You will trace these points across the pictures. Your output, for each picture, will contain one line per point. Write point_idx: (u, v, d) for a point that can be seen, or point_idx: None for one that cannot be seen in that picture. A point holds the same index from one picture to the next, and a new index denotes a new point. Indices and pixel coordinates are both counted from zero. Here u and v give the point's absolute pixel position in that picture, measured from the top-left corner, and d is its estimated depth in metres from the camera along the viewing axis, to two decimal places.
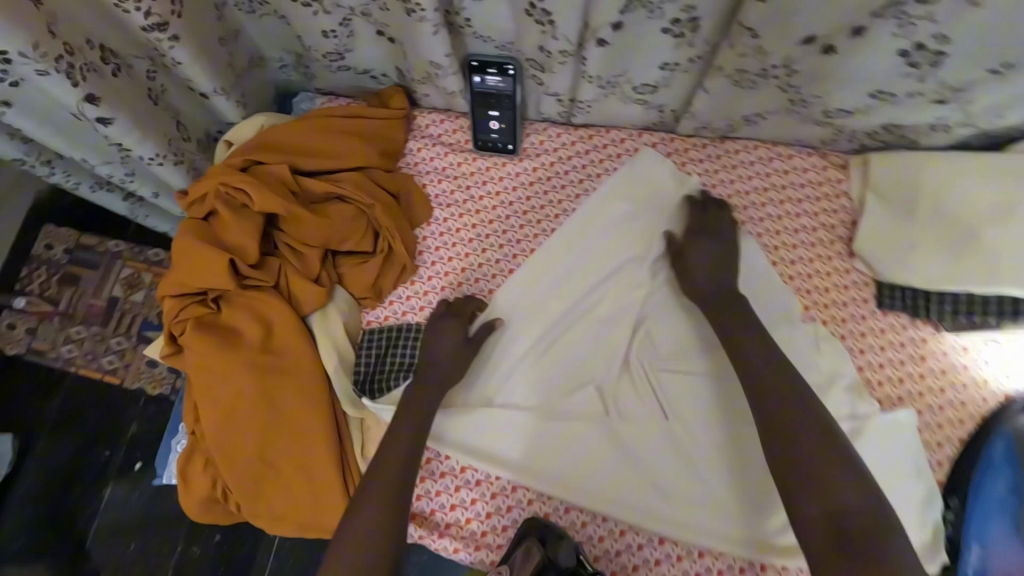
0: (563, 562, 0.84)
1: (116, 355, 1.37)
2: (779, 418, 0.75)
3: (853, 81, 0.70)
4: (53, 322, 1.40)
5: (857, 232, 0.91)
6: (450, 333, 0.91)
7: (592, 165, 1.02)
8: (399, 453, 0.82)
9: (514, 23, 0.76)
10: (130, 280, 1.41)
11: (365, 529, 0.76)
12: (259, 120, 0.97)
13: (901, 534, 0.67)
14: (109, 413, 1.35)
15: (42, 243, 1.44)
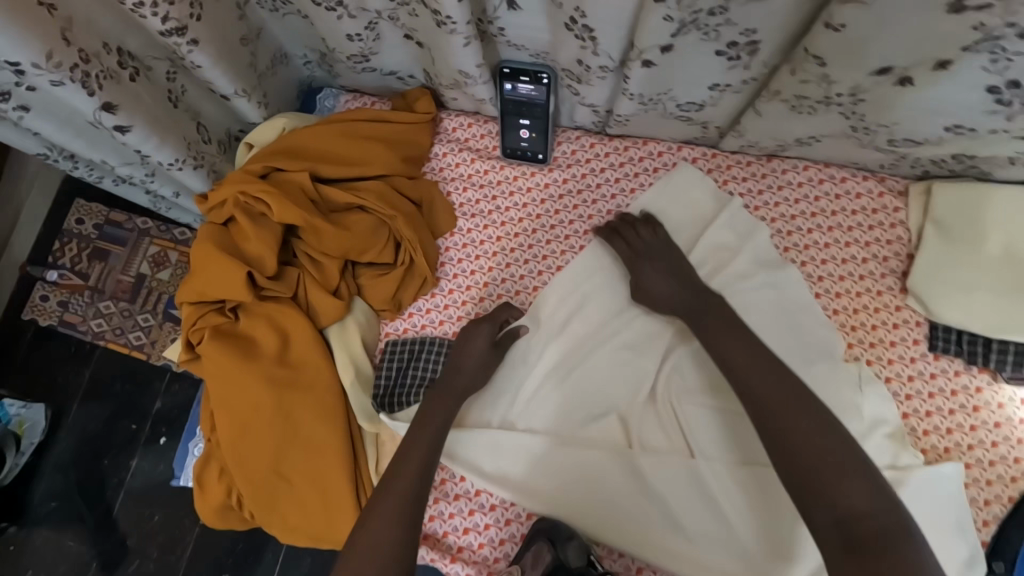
0: (574, 563, 0.82)
1: (143, 331, 1.37)
2: (776, 415, 0.70)
3: (928, 115, 0.62)
4: (83, 297, 1.40)
5: (912, 267, 0.84)
6: (473, 351, 0.88)
7: (626, 179, 0.95)
8: (410, 469, 0.79)
9: (551, 34, 0.69)
10: (157, 258, 1.40)
11: (376, 544, 0.73)
12: (281, 121, 0.94)
13: (918, 538, 0.61)
14: (135, 388, 1.36)
15: (74, 217, 1.43)
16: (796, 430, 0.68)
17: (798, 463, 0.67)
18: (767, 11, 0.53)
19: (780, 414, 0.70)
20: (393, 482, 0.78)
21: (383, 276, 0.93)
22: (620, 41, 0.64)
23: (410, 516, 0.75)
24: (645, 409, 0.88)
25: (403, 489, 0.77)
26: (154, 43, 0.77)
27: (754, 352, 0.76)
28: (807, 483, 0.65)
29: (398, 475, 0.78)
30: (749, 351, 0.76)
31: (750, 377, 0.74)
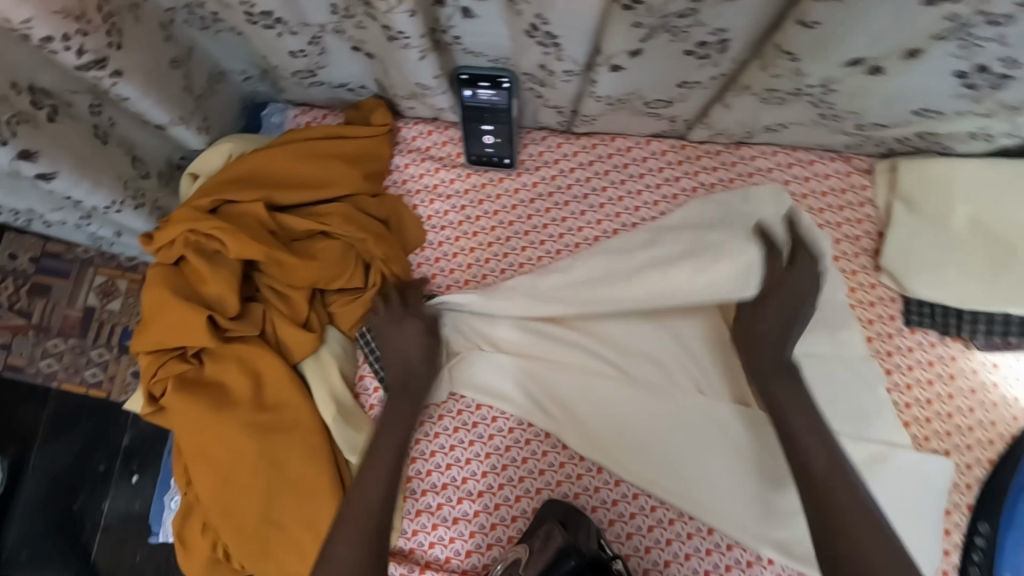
0: (586, 547, 0.78)
1: (100, 368, 1.27)
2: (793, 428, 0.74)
3: (899, 101, 0.62)
4: (27, 336, 1.29)
5: (884, 246, 0.84)
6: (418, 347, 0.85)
7: (596, 177, 0.93)
8: (378, 479, 0.79)
9: (511, 40, 0.66)
10: (105, 288, 1.29)
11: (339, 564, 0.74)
12: (226, 147, 0.87)
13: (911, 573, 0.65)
14: (97, 422, 1.27)
15: (5, 251, 1.31)
16: (843, 509, 0.68)
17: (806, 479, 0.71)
18: (739, 11, 0.51)
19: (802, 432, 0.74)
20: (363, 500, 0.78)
21: (354, 302, 0.88)
22: (585, 47, 0.61)
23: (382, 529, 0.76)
24: (643, 400, 0.88)
25: (369, 507, 0.77)
26: (71, 76, 0.70)
27: (811, 417, 0.74)
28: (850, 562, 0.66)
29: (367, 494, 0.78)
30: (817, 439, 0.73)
31: (809, 449, 0.72)
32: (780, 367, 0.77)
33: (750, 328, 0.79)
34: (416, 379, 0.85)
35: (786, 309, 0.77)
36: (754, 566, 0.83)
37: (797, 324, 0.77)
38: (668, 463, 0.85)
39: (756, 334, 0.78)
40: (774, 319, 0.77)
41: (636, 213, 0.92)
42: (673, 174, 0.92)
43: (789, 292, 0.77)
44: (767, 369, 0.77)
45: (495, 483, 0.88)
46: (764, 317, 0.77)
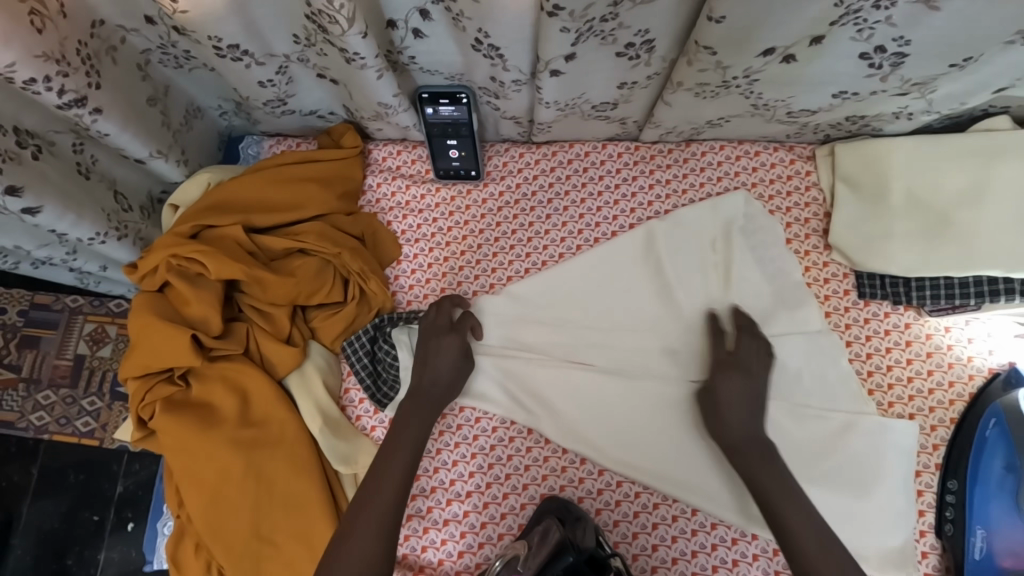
0: (584, 543, 0.79)
1: (92, 416, 1.28)
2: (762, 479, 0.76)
3: (817, 85, 0.67)
4: (18, 390, 1.30)
5: (832, 225, 0.89)
6: (456, 364, 0.86)
7: (559, 183, 0.99)
8: (393, 483, 0.78)
9: (460, 56, 0.71)
10: (94, 335, 1.31)
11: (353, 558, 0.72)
12: (204, 177, 0.91)
13: None
14: (90, 472, 1.28)
15: None
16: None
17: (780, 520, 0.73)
18: (655, 13, 0.57)
19: (769, 483, 0.75)
20: (373, 503, 0.76)
21: (335, 315, 0.92)
22: (526, 56, 0.67)
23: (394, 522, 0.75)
24: (621, 389, 0.90)
25: (383, 508, 0.76)
26: (55, 116, 0.74)
27: (783, 481, 0.75)
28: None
29: (380, 492, 0.77)
30: (795, 504, 0.73)
31: (786, 513, 0.73)
32: (751, 440, 0.79)
33: (713, 402, 0.82)
34: (441, 392, 0.86)
35: (748, 388, 0.81)
36: (740, 543, 0.85)
37: (761, 398, 0.81)
38: (651, 449, 0.88)
39: (721, 412, 0.81)
40: (738, 395, 0.81)
41: (599, 213, 0.97)
42: (630, 174, 0.97)
43: (743, 373, 0.82)
44: (739, 440, 0.79)
45: (483, 482, 0.90)
46: (728, 395, 0.81)
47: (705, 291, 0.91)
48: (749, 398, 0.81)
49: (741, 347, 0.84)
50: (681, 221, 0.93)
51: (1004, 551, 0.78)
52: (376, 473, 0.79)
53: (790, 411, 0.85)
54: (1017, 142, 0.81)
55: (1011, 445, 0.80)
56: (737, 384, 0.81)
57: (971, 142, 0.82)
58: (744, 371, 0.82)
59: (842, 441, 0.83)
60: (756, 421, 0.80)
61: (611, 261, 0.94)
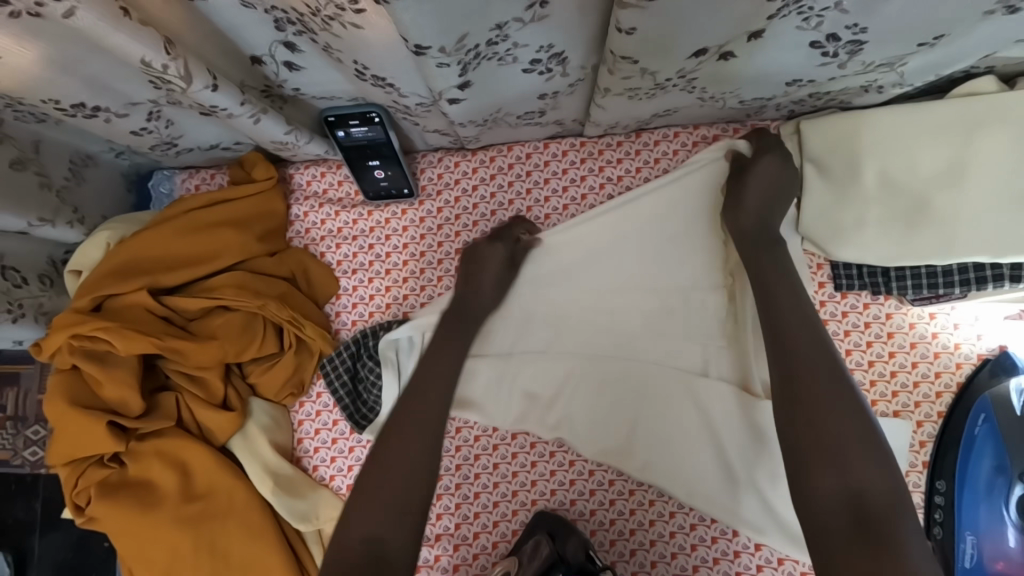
0: (572, 557, 0.78)
1: None
2: (765, 276, 0.74)
3: (764, 77, 0.57)
4: (6, 429, 1.19)
5: (800, 214, 0.81)
6: (495, 274, 0.84)
7: (501, 191, 0.89)
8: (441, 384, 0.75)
9: (349, 83, 0.61)
10: None
11: (401, 454, 0.68)
12: (102, 237, 0.81)
13: (887, 461, 0.61)
14: None
15: None
16: (816, 393, 0.65)
17: (781, 329, 0.70)
18: (553, 25, 0.47)
19: (774, 288, 0.73)
20: (424, 403, 0.73)
21: (272, 368, 0.85)
22: (420, 84, 0.57)
23: (431, 441, 0.70)
24: (589, 409, 0.84)
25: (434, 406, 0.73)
26: None
27: (804, 322, 0.69)
28: (821, 451, 0.62)
29: (428, 393, 0.74)
30: (798, 318, 0.70)
31: (788, 327, 0.70)
32: (761, 237, 0.77)
33: (737, 183, 0.79)
34: (479, 309, 0.84)
35: (771, 181, 0.78)
36: (722, 562, 0.80)
37: (773, 214, 0.77)
38: (629, 467, 0.82)
39: (741, 197, 0.78)
40: (765, 189, 0.77)
41: (547, 221, 0.89)
42: (578, 174, 0.88)
43: (778, 160, 0.78)
44: (767, 275, 0.74)
45: (451, 523, 0.86)
46: (754, 185, 0.77)
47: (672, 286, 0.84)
48: (775, 189, 0.78)
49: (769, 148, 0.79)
50: (652, 200, 0.84)
51: (990, 556, 0.74)
52: (425, 371, 0.77)
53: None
54: (1002, 108, 0.71)
55: (1000, 445, 0.75)
56: (757, 197, 0.77)
57: (953, 110, 0.72)
58: (776, 172, 0.78)
59: None
60: (770, 259, 0.75)
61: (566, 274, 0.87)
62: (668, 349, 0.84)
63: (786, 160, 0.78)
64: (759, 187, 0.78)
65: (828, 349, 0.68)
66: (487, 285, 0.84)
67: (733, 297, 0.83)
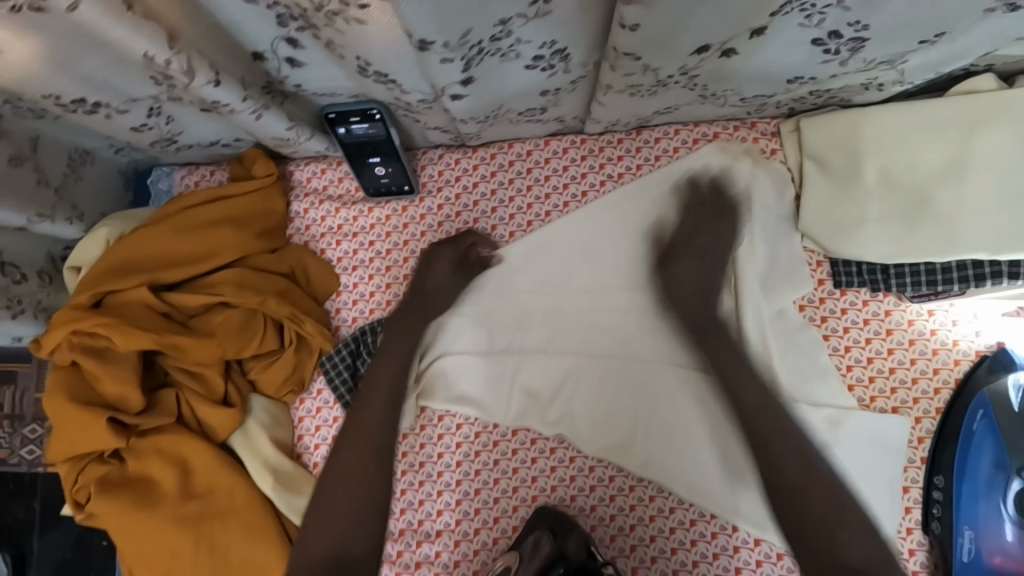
0: (574, 554, 0.78)
1: None
2: (721, 357, 0.76)
3: (767, 74, 0.58)
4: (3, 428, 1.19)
5: (801, 210, 0.81)
6: (446, 271, 0.86)
7: (502, 188, 0.89)
8: (382, 396, 0.80)
9: (351, 80, 0.61)
10: None
11: (346, 473, 0.76)
12: (102, 233, 0.81)
13: (870, 533, 0.65)
14: None
15: None
16: (790, 470, 0.68)
17: (744, 408, 0.72)
18: (556, 21, 0.47)
19: (729, 366, 0.75)
20: (364, 416, 0.79)
21: (273, 364, 0.84)
22: (421, 80, 0.57)
23: (377, 461, 0.77)
24: (589, 408, 0.85)
25: (373, 421, 0.79)
26: None
27: (763, 399, 0.72)
28: (811, 533, 0.65)
29: (368, 408, 0.79)
30: (755, 393, 0.73)
31: (749, 401, 0.72)
32: (709, 320, 0.78)
33: (665, 281, 0.81)
34: (433, 297, 0.85)
35: (698, 268, 0.79)
36: (721, 557, 0.81)
37: (712, 293, 0.79)
38: (630, 463, 0.83)
39: (674, 290, 0.80)
40: (692, 272, 0.79)
41: (548, 218, 0.89)
42: (578, 171, 0.88)
43: (696, 249, 0.80)
44: (721, 354, 0.76)
45: (451, 519, 0.86)
46: (684, 271, 0.79)
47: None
48: (712, 257, 0.79)
49: (697, 224, 0.81)
50: (651, 196, 0.86)
51: (987, 551, 0.75)
52: (366, 383, 0.82)
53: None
54: (1000, 106, 0.71)
55: (999, 442, 0.75)
56: (693, 277, 0.79)
57: (953, 108, 0.73)
58: (705, 251, 0.79)
59: (830, 436, 0.79)
60: (725, 345, 0.76)
61: (564, 271, 0.87)
62: (669, 346, 0.84)
63: (715, 235, 0.80)
64: (698, 261, 0.79)
65: (784, 417, 0.72)
66: (434, 278, 0.86)
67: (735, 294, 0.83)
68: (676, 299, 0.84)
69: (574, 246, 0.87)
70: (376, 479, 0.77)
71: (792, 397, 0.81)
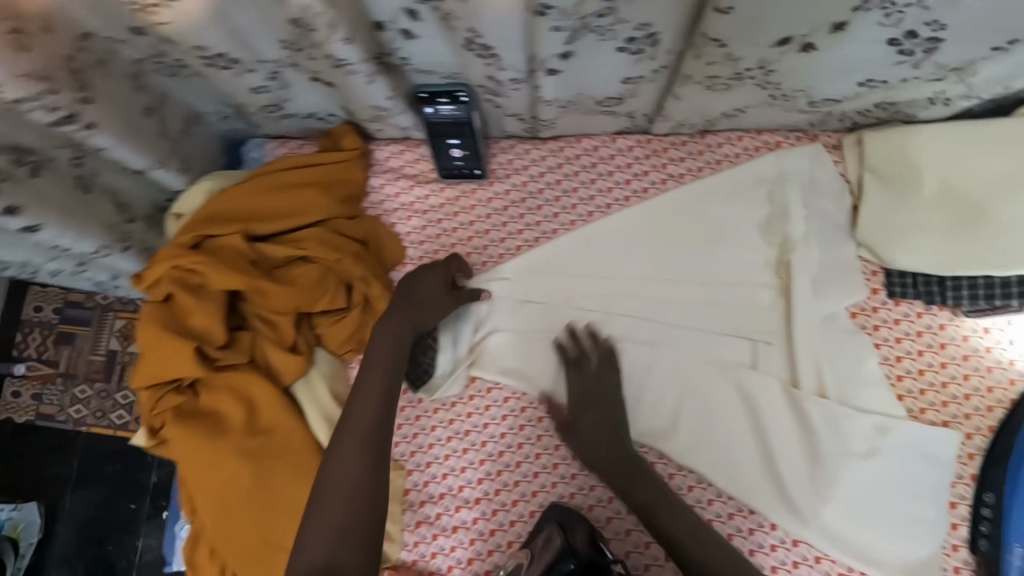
0: (582, 549, 0.80)
1: (126, 409, 1.26)
2: (645, 485, 0.77)
3: (842, 73, 0.62)
4: (56, 385, 1.28)
5: (858, 219, 0.84)
6: (438, 283, 0.87)
7: (566, 179, 0.95)
8: (374, 392, 0.76)
9: (454, 56, 0.68)
10: (125, 331, 1.28)
11: (338, 474, 0.70)
12: (206, 186, 0.90)
13: None
14: (125, 464, 1.25)
15: (31, 305, 1.31)
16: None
17: (679, 535, 0.72)
18: (656, 3, 0.53)
19: (649, 491, 0.76)
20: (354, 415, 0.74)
21: (339, 322, 0.90)
22: (522, 55, 0.63)
23: (370, 457, 0.71)
24: (631, 395, 0.87)
25: (366, 419, 0.74)
26: (51, 133, 0.72)
27: (691, 521, 0.73)
28: None
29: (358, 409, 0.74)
30: (684, 520, 0.73)
31: (676, 527, 0.72)
32: (623, 456, 0.80)
33: (575, 427, 0.84)
34: (427, 301, 0.85)
35: (603, 414, 0.84)
36: (758, 554, 0.80)
37: (622, 437, 0.82)
38: (672, 450, 0.84)
39: (585, 435, 0.83)
40: (597, 414, 0.84)
41: (609, 210, 0.93)
42: (641, 169, 0.93)
43: (597, 389, 0.85)
44: (638, 491, 0.76)
45: (491, 489, 0.89)
46: (591, 412, 0.84)
47: (723, 284, 0.88)
48: (602, 399, 0.85)
49: (599, 373, 0.86)
50: (710, 196, 0.90)
51: None
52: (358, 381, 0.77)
53: (826, 420, 0.81)
54: None
55: None
56: (601, 414, 0.84)
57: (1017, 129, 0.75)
58: (599, 393, 0.85)
59: (876, 443, 0.79)
60: (648, 478, 0.78)
61: (621, 261, 0.91)
62: (718, 338, 0.86)
63: (605, 378, 0.86)
64: (609, 403, 0.85)
65: (719, 543, 0.71)
66: (425, 288, 0.86)
67: (787, 295, 0.85)
68: (727, 296, 0.87)
69: (632, 239, 0.91)
70: (370, 475, 0.70)
71: (840, 401, 0.81)
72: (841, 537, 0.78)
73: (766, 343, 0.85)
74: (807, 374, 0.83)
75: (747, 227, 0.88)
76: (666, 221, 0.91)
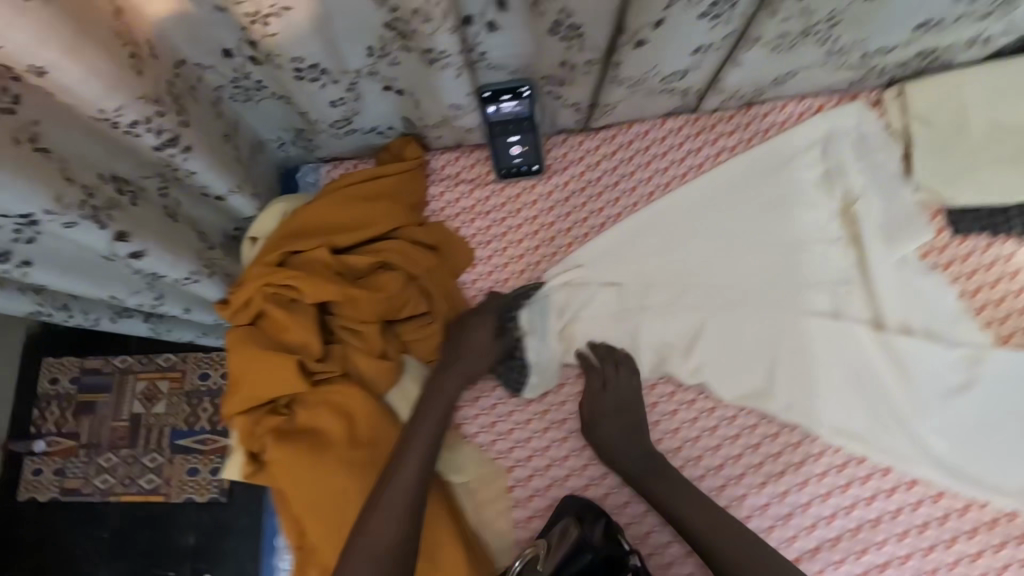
0: (599, 543, 0.78)
1: (156, 472, 1.19)
2: (664, 480, 0.82)
3: (896, 16, 0.71)
4: (80, 457, 1.22)
5: (913, 165, 0.88)
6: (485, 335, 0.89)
7: (623, 164, 0.96)
8: (418, 448, 0.82)
9: (533, 44, 0.73)
10: (147, 393, 1.21)
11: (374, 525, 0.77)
12: (280, 208, 0.91)
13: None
14: (156, 529, 1.18)
15: (47, 378, 1.24)
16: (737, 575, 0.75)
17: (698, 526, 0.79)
18: None
19: (665, 488, 0.81)
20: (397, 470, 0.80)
21: (424, 327, 0.92)
22: (604, 30, 0.69)
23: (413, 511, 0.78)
24: (724, 362, 0.87)
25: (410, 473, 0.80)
26: (145, 161, 0.75)
27: (707, 512, 0.79)
28: None
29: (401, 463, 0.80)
30: (703, 514, 0.79)
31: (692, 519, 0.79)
32: (644, 457, 0.84)
33: (599, 435, 0.85)
34: (477, 355, 0.88)
35: (625, 417, 0.86)
36: (875, 500, 0.82)
37: (644, 438, 0.85)
38: (774, 408, 0.85)
39: (609, 444, 0.85)
40: (618, 421, 0.85)
41: (670, 187, 0.94)
42: (694, 146, 0.95)
43: (615, 395, 0.87)
44: (659, 488, 0.81)
45: (597, 473, 0.89)
46: (611, 421, 0.85)
47: (794, 243, 0.89)
48: (625, 408, 0.87)
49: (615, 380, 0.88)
50: (767, 163, 0.92)
51: None
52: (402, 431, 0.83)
53: (917, 351, 0.83)
54: None
55: None
56: (618, 418, 0.86)
57: None
58: (620, 400, 0.87)
59: (971, 372, 0.82)
60: (672, 473, 0.82)
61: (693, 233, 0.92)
62: (800, 294, 0.87)
63: (619, 382, 0.88)
64: (630, 412, 0.87)
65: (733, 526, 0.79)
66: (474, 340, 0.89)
67: (857, 243, 0.88)
68: (799, 255, 0.88)
69: (698, 212, 0.92)
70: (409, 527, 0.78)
71: (928, 335, 0.84)
72: (957, 468, 0.81)
73: (846, 287, 0.87)
74: (890, 315, 0.85)
75: (806, 187, 0.90)
76: (728, 190, 0.92)
